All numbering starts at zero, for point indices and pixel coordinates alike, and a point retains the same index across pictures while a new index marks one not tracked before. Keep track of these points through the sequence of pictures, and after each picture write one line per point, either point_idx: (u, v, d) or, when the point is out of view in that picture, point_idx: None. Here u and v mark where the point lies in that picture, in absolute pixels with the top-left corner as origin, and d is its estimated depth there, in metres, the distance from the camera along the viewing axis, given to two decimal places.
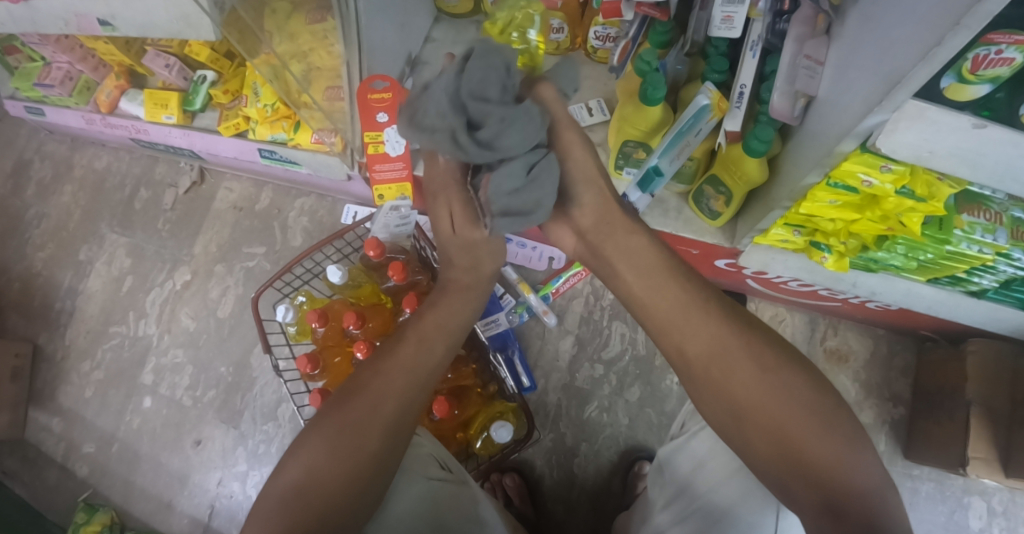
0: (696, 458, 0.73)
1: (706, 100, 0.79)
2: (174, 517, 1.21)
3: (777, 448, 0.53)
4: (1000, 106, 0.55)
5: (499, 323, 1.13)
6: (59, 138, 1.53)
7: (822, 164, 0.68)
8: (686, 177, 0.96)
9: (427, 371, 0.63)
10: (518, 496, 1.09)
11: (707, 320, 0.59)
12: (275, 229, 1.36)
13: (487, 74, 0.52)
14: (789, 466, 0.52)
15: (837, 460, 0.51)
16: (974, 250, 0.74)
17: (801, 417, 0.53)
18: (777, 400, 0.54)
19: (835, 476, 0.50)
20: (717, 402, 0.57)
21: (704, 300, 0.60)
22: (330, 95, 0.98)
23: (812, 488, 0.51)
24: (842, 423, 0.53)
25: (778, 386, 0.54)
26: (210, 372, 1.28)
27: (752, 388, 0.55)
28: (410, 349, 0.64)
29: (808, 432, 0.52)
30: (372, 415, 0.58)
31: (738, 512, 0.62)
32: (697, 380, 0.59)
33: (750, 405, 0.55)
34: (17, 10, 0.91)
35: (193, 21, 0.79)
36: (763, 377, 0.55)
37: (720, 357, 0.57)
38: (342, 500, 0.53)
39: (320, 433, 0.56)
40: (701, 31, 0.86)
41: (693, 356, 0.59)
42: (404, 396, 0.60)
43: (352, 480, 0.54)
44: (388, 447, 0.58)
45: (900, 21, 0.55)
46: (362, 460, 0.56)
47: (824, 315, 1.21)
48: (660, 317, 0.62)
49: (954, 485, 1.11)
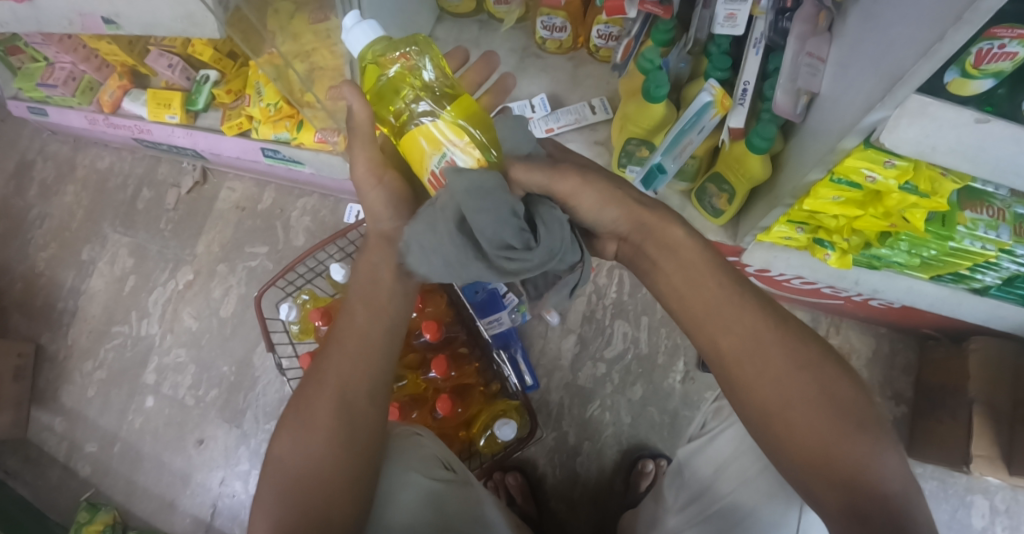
0: (719, 459, 0.72)
1: (708, 97, 0.79)
2: (177, 516, 1.21)
3: (807, 449, 0.49)
4: (1002, 102, 0.56)
5: (501, 322, 1.08)
6: (62, 138, 1.54)
7: (824, 161, 0.68)
8: (688, 175, 0.97)
9: (369, 336, 0.58)
10: (520, 494, 1.09)
11: (741, 313, 0.54)
12: (277, 229, 1.36)
13: (498, 220, 0.49)
14: (815, 467, 0.49)
15: (862, 460, 0.48)
16: (977, 247, 0.74)
17: (829, 416, 0.49)
18: (808, 399, 0.50)
19: (860, 477, 0.48)
20: (746, 401, 0.53)
21: (738, 290, 0.55)
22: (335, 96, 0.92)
23: (835, 490, 0.48)
24: (867, 420, 0.50)
25: (805, 382, 0.51)
26: (213, 372, 1.28)
27: (781, 386, 0.51)
28: (349, 320, 0.59)
29: (835, 433, 0.49)
30: (319, 390, 0.55)
31: (760, 514, 0.62)
32: (725, 377, 0.54)
33: (782, 404, 0.51)
34: (20, 9, 0.91)
35: (197, 19, 0.80)
36: (792, 372, 0.52)
37: (754, 352, 0.52)
38: (313, 480, 0.51)
39: (286, 420, 0.56)
40: (704, 29, 0.86)
41: (724, 349, 0.54)
42: (348, 364, 0.56)
43: (319, 458, 0.52)
44: (347, 420, 0.54)
45: (902, 18, 0.55)
46: (324, 437, 0.53)
47: (826, 313, 1.21)
48: (691, 309, 0.56)
49: (958, 484, 1.10)
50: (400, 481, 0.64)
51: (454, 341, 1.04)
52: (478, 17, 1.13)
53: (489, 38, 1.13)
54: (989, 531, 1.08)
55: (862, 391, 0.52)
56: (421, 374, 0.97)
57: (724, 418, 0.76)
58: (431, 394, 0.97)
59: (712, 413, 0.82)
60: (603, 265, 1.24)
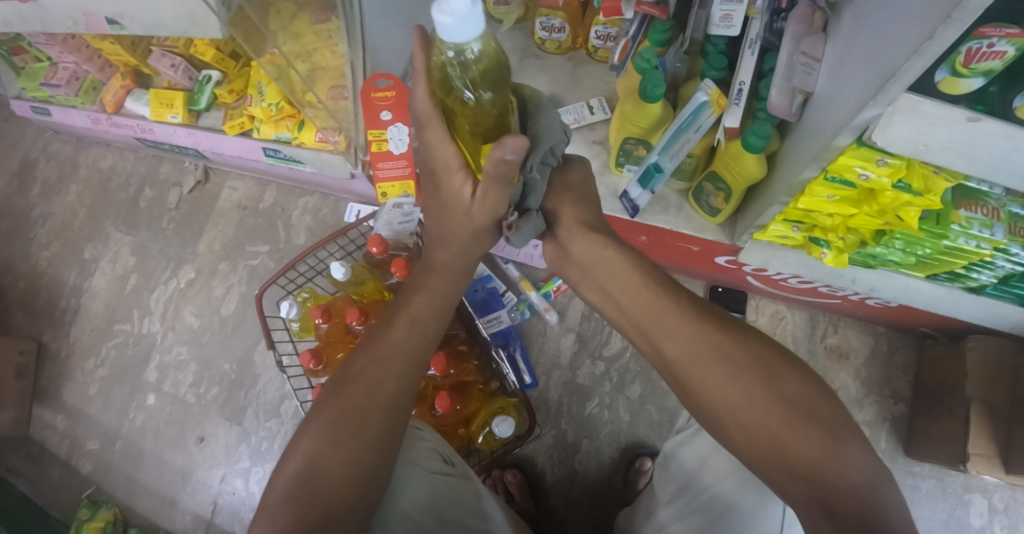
0: (701, 450, 0.72)
1: (705, 97, 0.80)
2: (177, 513, 1.21)
3: (764, 445, 0.52)
4: (994, 101, 0.57)
5: (501, 320, 1.11)
6: (65, 138, 1.55)
7: (819, 159, 0.69)
8: (685, 174, 0.97)
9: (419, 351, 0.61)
10: (519, 492, 1.10)
11: (680, 323, 0.59)
12: (279, 228, 1.37)
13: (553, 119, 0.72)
14: (772, 462, 0.52)
15: (817, 453, 0.49)
16: (972, 245, 0.75)
17: (778, 412, 0.52)
18: (757, 398, 0.53)
19: (818, 468, 0.49)
20: (702, 403, 0.57)
21: (677, 305, 0.61)
22: (335, 94, 0.98)
23: (796, 480, 0.50)
24: (822, 413, 0.52)
25: (751, 384, 0.54)
26: (214, 369, 1.29)
27: (730, 387, 0.54)
28: (399, 329, 0.62)
29: (787, 427, 0.51)
30: (372, 400, 0.57)
31: (742, 508, 0.64)
32: (682, 382, 0.59)
33: (730, 405, 0.54)
34: (25, 9, 0.93)
35: (200, 19, 0.81)
36: (737, 374, 0.55)
37: (698, 358, 0.57)
38: (350, 489, 0.53)
39: (321, 421, 0.55)
40: (700, 29, 0.89)
41: (672, 357, 0.59)
42: (399, 375, 0.59)
43: (357, 466, 0.54)
44: (391, 433, 0.57)
45: (894, 17, 0.56)
46: (369, 446, 0.55)
47: (824, 313, 1.22)
48: (643, 322, 0.62)
49: (955, 483, 1.11)
50: (408, 477, 0.65)
51: (453, 340, 1.05)
52: (479, 18, 1.14)
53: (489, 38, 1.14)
54: (987, 530, 1.08)
55: (817, 384, 0.54)
56: None
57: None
58: (430, 391, 0.97)
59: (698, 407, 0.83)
60: None
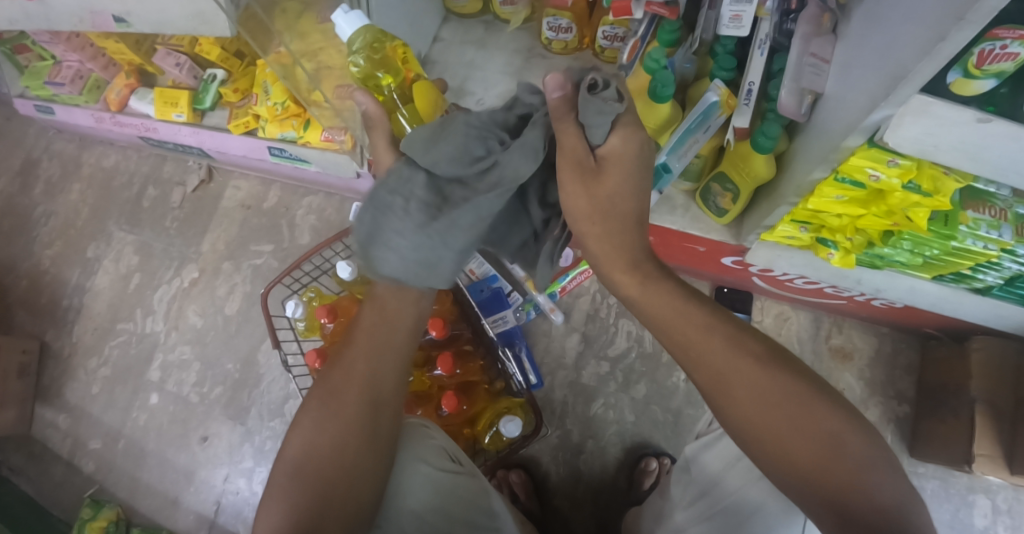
0: (729, 454, 0.71)
1: (714, 97, 0.80)
2: (180, 513, 1.21)
3: (798, 470, 0.49)
4: (1004, 101, 0.57)
5: (507, 320, 1.11)
6: (68, 137, 1.55)
7: (828, 159, 0.69)
8: (692, 175, 0.97)
9: (393, 330, 0.59)
10: (524, 492, 1.10)
11: (715, 346, 0.54)
12: (282, 227, 1.37)
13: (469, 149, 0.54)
14: (804, 487, 0.49)
15: (849, 475, 0.47)
16: (979, 246, 0.75)
17: (809, 440, 0.49)
18: (787, 425, 0.50)
19: (851, 492, 0.46)
20: (731, 428, 0.53)
21: (706, 332, 0.55)
22: (339, 94, 0.90)
23: (827, 507, 0.47)
24: (851, 438, 0.49)
25: (783, 410, 0.50)
26: (217, 369, 1.29)
27: (761, 412, 0.51)
28: (366, 313, 0.59)
29: (818, 454, 0.48)
30: (347, 382, 0.56)
31: (767, 511, 0.63)
32: (712, 406, 0.55)
33: (761, 431, 0.51)
34: (31, 7, 0.93)
35: (207, 18, 0.81)
36: (767, 404, 0.51)
37: (728, 385, 0.53)
38: (341, 476, 0.52)
39: (308, 412, 0.56)
40: (709, 30, 0.86)
41: (703, 384, 0.55)
42: (376, 358, 0.57)
43: (344, 450, 0.53)
44: (374, 416, 0.56)
45: (905, 18, 0.56)
46: (352, 430, 0.54)
47: (828, 313, 1.22)
48: (671, 346, 0.57)
49: (959, 483, 1.11)
50: (415, 474, 0.65)
51: (459, 339, 1.04)
52: (485, 18, 1.15)
53: (495, 38, 1.14)
54: (990, 530, 1.08)
55: (847, 411, 0.51)
56: (426, 371, 0.97)
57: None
58: (435, 391, 0.97)
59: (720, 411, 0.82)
60: None
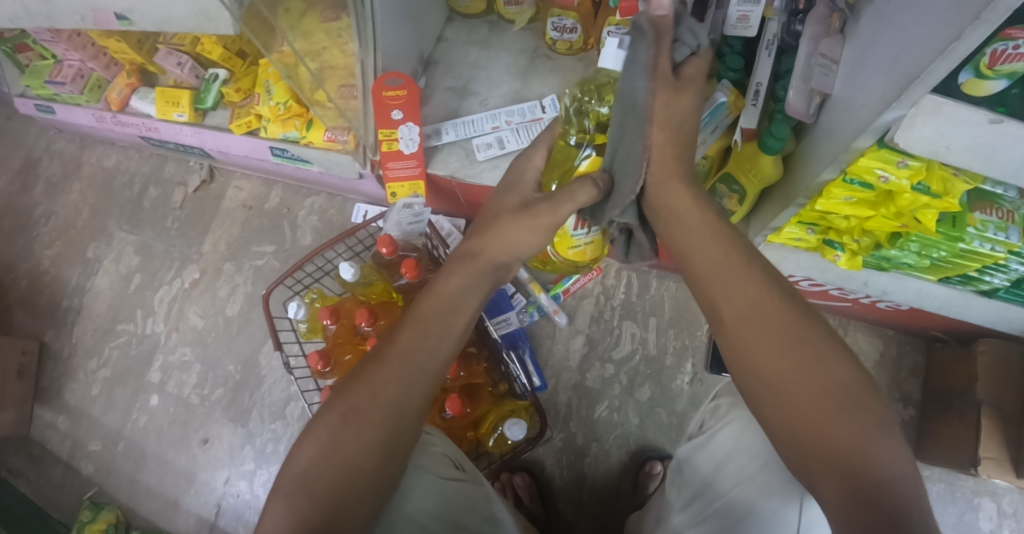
0: (716, 457, 0.70)
1: (724, 98, 0.80)
2: (180, 516, 1.20)
3: (808, 422, 0.50)
4: (1016, 102, 0.56)
5: (509, 322, 1.14)
6: (68, 136, 1.54)
7: (837, 160, 0.68)
8: (699, 176, 0.95)
9: (428, 354, 0.59)
10: (528, 495, 1.09)
11: (745, 285, 0.57)
12: (284, 228, 1.36)
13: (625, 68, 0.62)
14: (811, 444, 0.49)
15: (857, 442, 0.47)
16: (986, 248, 0.74)
17: (824, 393, 0.50)
18: (806, 373, 0.51)
19: (856, 455, 0.47)
20: (742, 369, 0.55)
21: (746, 269, 0.58)
22: (344, 93, 0.97)
23: (833, 469, 0.47)
24: (869, 405, 0.49)
25: (810, 356, 0.52)
26: (218, 370, 1.28)
27: (782, 356, 0.52)
28: (406, 334, 0.60)
29: (835, 408, 0.49)
30: (372, 401, 0.54)
31: (760, 511, 0.63)
32: (729, 347, 0.56)
33: (778, 375, 0.52)
34: (32, 5, 0.92)
35: (211, 15, 0.80)
36: (788, 352, 0.52)
37: (759, 322, 0.54)
38: (353, 489, 0.51)
39: (325, 424, 0.54)
40: (717, 30, 0.86)
41: (727, 319, 0.57)
42: (404, 380, 0.56)
43: (358, 465, 0.52)
44: (393, 438, 0.54)
45: (918, 18, 0.55)
46: (368, 447, 0.53)
47: (833, 315, 1.21)
48: (702, 280, 0.60)
49: (964, 487, 1.10)
50: (415, 483, 0.63)
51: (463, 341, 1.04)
52: (488, 19, 1.15)
53: (499, 39, 1.13)
54: None
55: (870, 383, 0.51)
56: None
57: (723, 414, 0.72)
58: (440, 394, 0.96)
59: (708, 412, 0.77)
60: (611, 267, 1.24)
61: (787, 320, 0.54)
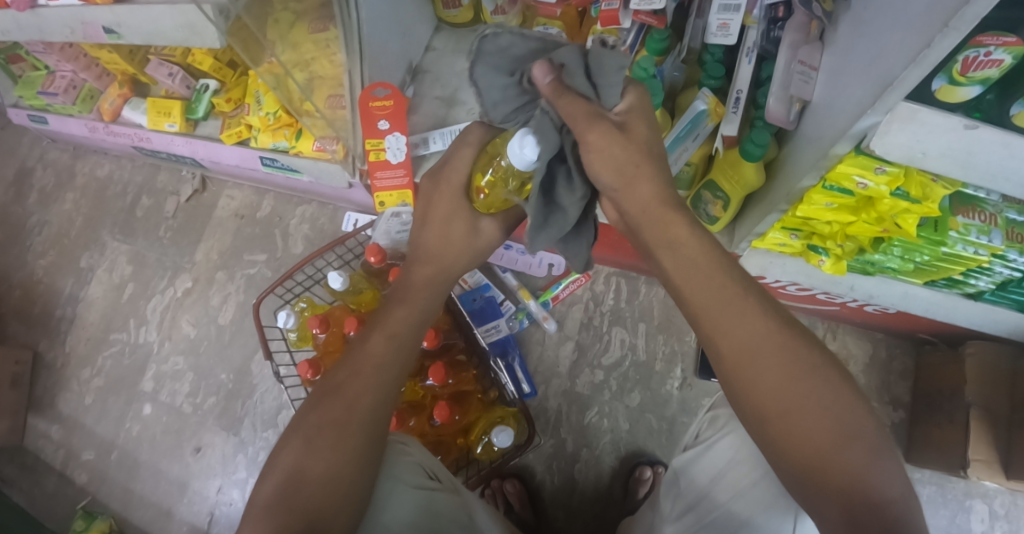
0: (715, 467, 0.70)
1: (702, 106, 0.82)
2: (174, 524, 1.20)
3: (807, 453, 0.48)
4: (991, 108, 0.58)
5: (500, 329, 1.13)
6: (61, 146, 1.55)
7: (817, 167, 0.69)
8: (684, 182, 0.96)
9: (396, 363, 0.60)
10: (518, 502, 1.09)
11: (744, 314, 0.52)
12: (276, 236, 1.37)
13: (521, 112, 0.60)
14: (815, 481, 0.47)
15: (857, 469, 0.46)
16: (970, 252, 0.75)
17: (824, 425, 0.48)
18: (807, 408, 0.49)
19: (857, 482, 0.46)
20: (740, 406, 0.53)
21: (743, 301, 0.53)
22: (332, 103, 0.98)
23: (832, 497, 0.46)
24: (866, 433, 0.48)
25: (809, 390, 0.49)
26: (211, 379, 1.28)
27: (780, 392, 0.50)
28: (377, 344, 0.60)
29: (836, 442, 0.47)
30: (350, 411, 0.54)
31: (757, 524, 0.61)
32: (728, 385, 0.53)
33: (784, 413, 0.49)
34: (24, 19, 0.94)
35: (198, 28, 0.80)
36: (790, 387, 0.49)
37: (757, 358, 0.51)
38: (335, 499, 0.50)
39: (300, 433, 0.53)
40: (697, 39, 0.87)
41: (725, 356, 0.52)
42: (378, 387, 0.57)
43: (339, 475, 0.51)
44: (371, 446, 0.54)
45: (893, 25, 0.56)
46: (346, 459, 0.52)
47: (823, 319, 1.22)
48: (697, 314, 0.55)
49: (956, 489, 1.11)
50: (391, 490, 0.63)
51: (452, 349, 1.03)
52: (476, 28, 1.15)
53: None
54: None
55: (866, 405, 0.50)
56: (419, 381, 0.97)
57: (721, 425, 0.73)
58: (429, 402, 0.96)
59: (706, 422, 0.78)
60: (600, 273, 1.25)
61: (790, 351, 0.50)
